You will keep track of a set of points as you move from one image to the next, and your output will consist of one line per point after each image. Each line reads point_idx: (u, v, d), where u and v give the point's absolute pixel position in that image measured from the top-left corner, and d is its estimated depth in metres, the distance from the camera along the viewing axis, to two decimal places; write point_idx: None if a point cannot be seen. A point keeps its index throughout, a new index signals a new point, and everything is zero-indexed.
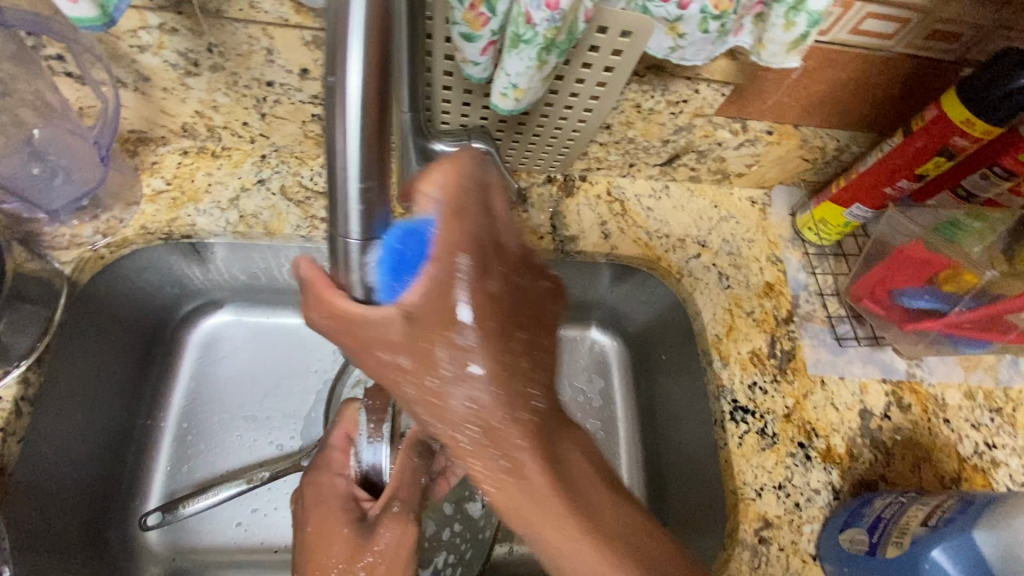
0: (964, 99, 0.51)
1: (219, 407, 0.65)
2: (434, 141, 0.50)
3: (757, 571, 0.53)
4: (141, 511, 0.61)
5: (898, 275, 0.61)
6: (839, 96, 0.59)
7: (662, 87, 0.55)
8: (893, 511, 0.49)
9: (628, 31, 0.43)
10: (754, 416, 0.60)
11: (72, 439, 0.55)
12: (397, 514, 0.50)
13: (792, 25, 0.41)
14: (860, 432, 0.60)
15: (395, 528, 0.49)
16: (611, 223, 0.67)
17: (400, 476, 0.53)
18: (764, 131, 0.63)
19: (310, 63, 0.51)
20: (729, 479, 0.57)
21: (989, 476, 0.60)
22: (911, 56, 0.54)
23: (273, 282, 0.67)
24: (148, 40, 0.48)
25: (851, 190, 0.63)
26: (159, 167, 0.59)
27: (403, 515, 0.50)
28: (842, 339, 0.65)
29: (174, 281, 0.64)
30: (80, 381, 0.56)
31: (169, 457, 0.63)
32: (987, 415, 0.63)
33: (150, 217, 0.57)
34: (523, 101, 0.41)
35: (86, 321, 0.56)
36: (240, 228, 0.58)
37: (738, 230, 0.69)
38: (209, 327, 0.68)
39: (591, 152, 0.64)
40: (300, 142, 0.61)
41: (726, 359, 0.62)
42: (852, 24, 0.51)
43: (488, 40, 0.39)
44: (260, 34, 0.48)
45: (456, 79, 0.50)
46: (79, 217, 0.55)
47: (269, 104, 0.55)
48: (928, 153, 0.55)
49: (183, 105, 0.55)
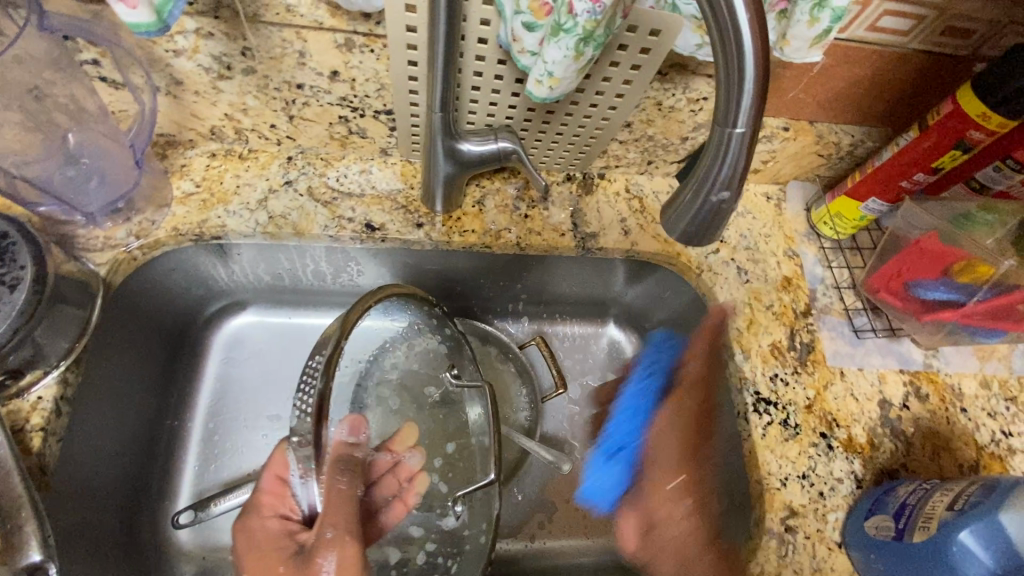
0: (981, 94, 0.52)
1: (246, 407, 0.66)
2: (462, 142, 0.53)
3: (784, 559, 0.54)
4: (172, 510, 0.61)
5: (915, 267, 0.62)
6: (855, 92, 0.60)
7: (684, 85, 0.56)
8: (917, 496, 0.50)
9: (657, 30, 0.44)
10: (776, 407, 0.61)
11: (107, 439, 0.55)
12: (332, 539, 0.43)
13: (815, 21, 0.42)
14: (879, 422, 0.61)
15: (334, 552, 0.42)
16: (631, 220, 0.67)
17: (337, 506, 0.44)
18: (781, 127, 0.64)
19: (341, 66, 0.52)
20: (754, 470, 0.58)
21: (1007, 463, 0.61)
22: (926, 52, 0.55)
23: (297, 283, 0.68)
24: (184, 44, 0.49)
25: (867, 184, 0.64)
26: (188, 169, 0.60)
27: (340, 539, 0.43)
28: (859, 331, 0.66)
29: (202, 283, 0.64)
30: (114, 382, 0.56)
31: (198, 457, 0.64)
32: (1003, 404, 0.64)
33: (182, 219, 0.58)
34: (557, 90, 0.42)
35: (119, 323, 0.56)
36: (269, 229, 0.59)
37: (755, 226, 0.70)
38: (234, 328, 0.69)
39: (612, 150, 0.64)
40: (325, 143, 0.62)
41: (747, 352, 0.63)
42: (868, 22, 0.52)
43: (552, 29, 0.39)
44: (294, 37, 0.49)
45: (484, 80, 0.51)
46: (113, 219, 0.56)
47: (298, 106, 0.57)
48: (944, 147, 0.57)
49: (214, 108, 0.56)
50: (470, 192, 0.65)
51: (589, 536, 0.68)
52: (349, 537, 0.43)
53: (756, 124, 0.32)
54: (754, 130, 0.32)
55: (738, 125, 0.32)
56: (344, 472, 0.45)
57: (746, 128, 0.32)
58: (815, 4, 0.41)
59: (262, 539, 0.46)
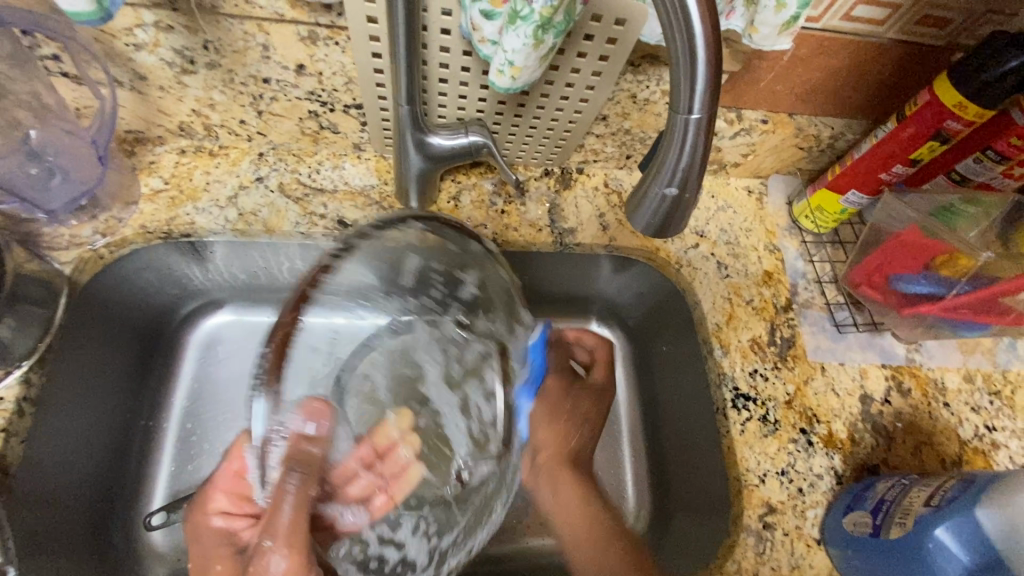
0: (958, 84, 0.51)
1: (222, 407, 0.65)
2: (431, 135, 0.52)
3: (761, 556, 0.53)
4: (146, 511, 0.60)
5: (895, 261, 0.61)
6: (831, 84, 0.59)
7: (657, 77, 0.55)
8: (895, 493, 0.50)
9: (622, 18, 0.43)
10: (755, 403, 0.60)
11: (76, 439, 0.55)
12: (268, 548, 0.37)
13: (782, 8, 0.41)
14: (860, 417, 0.61)
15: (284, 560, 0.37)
16: (609, 215, 0.66)
17: (278, 503, 0.37)
18: (760, 120, 0.63)
19: (306, 59, 0.51)
20: (732, 467, 0.57)
21: (990, 458, 0.60)
22: (902, 43, 0.55)
23: (272, 281, 0.67)
24: (144, 38, 0.48)
25: (847, 176, 0.63)
26: (157, 167, 0.59)
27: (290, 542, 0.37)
28: (841, 325, 0.65)
29: (174, 282, 0.63)
30: (81, 383, 0.55)
31: (173, 458, 0.63)
32: (986, 398, 0.64)
33: (150, 217, 0.57)
34: (521, 80, 0.41)
35: (87, 323, 0.56)
36: (239, 226, 0.58)
37: (736, 220, 0.70)
38: (209, 328, 0.68)
39: (589, 144, 0.63)
40: (297, 138, 0.61)
41: (727, 347, 0.62)
42: (843, 11, 0.51)
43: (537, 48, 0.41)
44: (256, 30, 0.48)
45: (451, 72, 0.50)
46: (78, 216, 0.55)
47: (266, 101, 0.56)
48: (922, 137, 0.56)
49: (180, 104, 0.55)
50: (445, 187, 0.64)
51: None
52: (292, 546, 0.37)
53: (711, 111, 0.31)
54: (710, 116, 0.31)
55: (694, 111, 0.31)
56: (294, 472, 0.38)
57: (702, 115, 0.31)
58: None
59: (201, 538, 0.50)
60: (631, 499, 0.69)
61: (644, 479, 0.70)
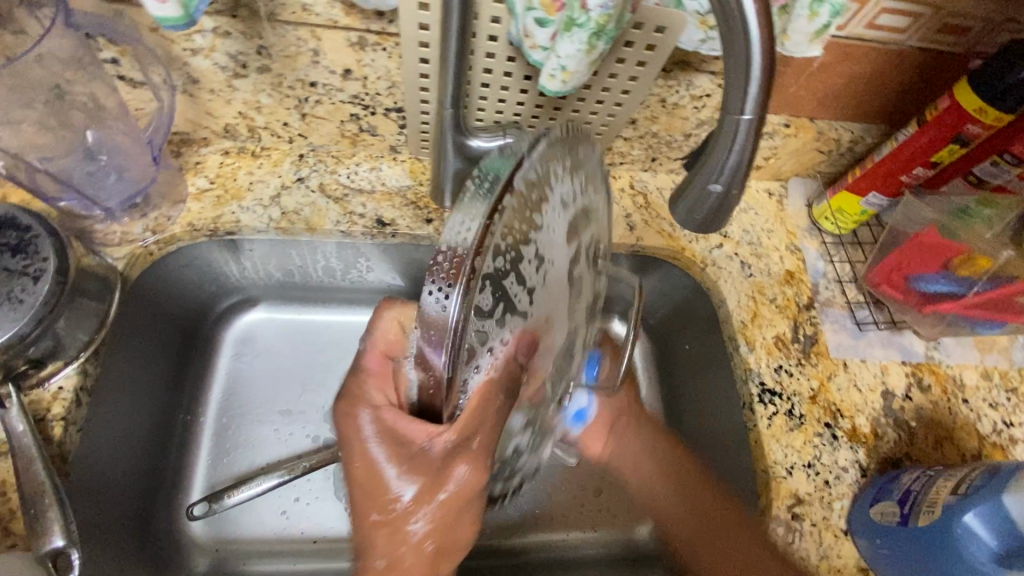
0: (979, 90, 0.53)
1: (258, 402, 0.67)
2: (473, 137, 0.54)
3: (791, 546, 0.55)
4: (186, 502, 0.62)
5: (915, 261, 0.63)
6: (853, 89, 0.61)
7: (687, 83, 0.57)
8: (921, 483, 0.51)
9: (662, 26, 0.46)
10: (781, 398, 0.62)
11: (125, 430, 0.57)
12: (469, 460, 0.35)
13: (815, 16, 0.43)
14: (883, 412, 0.62)
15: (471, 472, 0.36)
16: (636, 215, 0.68)
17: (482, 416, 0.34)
18: (783, 124, 0.65)
19: (353, 64, 0.53)
20: (761, 459, 0.59)
21: (1009, 452, 0.62)
22: (923, 50, 0.57)
23: (307, 279, 0.69)
24: (202, 43, 0.51)
25: (867, 178, 0.65)
26: (202, 167, 0.61)
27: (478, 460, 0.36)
28: (861, 324, 0.67)
29: (214, 279, 0.65)
30: (129, 375, 0.57)
31: (211, 450, 0.65)
32: (1003, 395, 0.65)
33: (197, 215, 0.59)
34: (569, 84, 0.43)
35: (135, 318, 0.58)
36: (282, 225, 0.60)
37: (758, 221, 0.71)
38: (245, 324, 0.70)
39: (616, 147, 0.66)
40: (336, 141, 0.63)
41: (752, 344, 0.64)
42: (867, 19, 0.54)
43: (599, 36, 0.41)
44: (308, 36, 0.50)
45: (493, 76, 0.52)
46: (131, 214, 0.57)
47: (311, 104, 0.58)
48: (943, 141, 0.58)
49: (228, 106, 0.57)
50: None
51: (597, 528, 0.68)
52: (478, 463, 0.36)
53: (762, 113, 0.33)
54: (760, 118, 0.33)
55: (746, 112, 0.33)
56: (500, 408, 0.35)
57: (752, 116, 0.33)
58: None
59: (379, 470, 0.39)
60: None
61: None
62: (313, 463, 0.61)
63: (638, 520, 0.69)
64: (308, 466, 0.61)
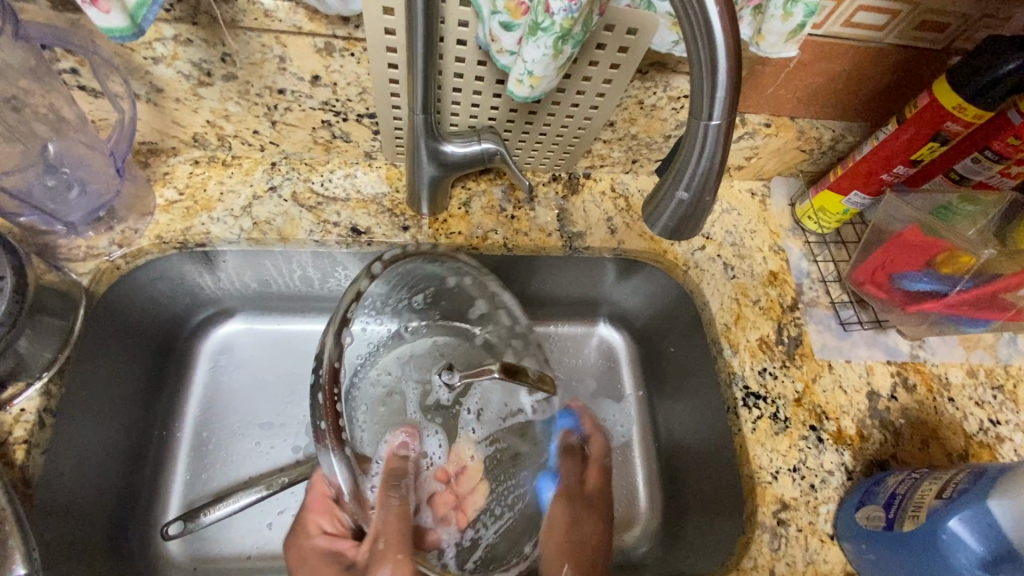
0: (957, 87, 0.52)
1: (236, 416, 0.66)
2: (445, 143, 0.52)
3: (777, 553, 0.54)
4: (162, 521, 0.60)
5: (897, 260, 0.62)
6: (832, 88, 0.61)
7: (664, 84, 0.56)
8: (905, 487, 0.51)
9: (634, 28, 0.45)
10: (766, 401, 0.61)
11: (94, 450, 0.55)
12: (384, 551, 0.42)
13: (790, 16, 0.42)
14: (868, 413, 0.62)
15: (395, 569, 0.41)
16: (617, 218, 0.67)
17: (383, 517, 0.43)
18: (763, 123, 0.65)
19: (321, 70, 0.52)
20: (745, 465, 0.58)
21: (995, 450, 0.61)
22: (901, 47, 0.56)
23: (284, 289, 0.68)
24: (163, 51, 0.49)
25: (848, 177, 0.64)
26: (171, 177, 0.60)
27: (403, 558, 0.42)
28: (846, 324, 0.67)
29: (187, 291, 0.64)
30: (98, 392, 0.56)
31: (187, 467, 0.63)
32: (990, 392, 0.65)
33: (165, 227, 0.57)
34: (538, 89, 0.42)
35: (103, 334, 0.56)
36: (254, 235, 0.59)
37: (740, 222, 0.71)
38: (221, 337, 0.68)
39: (596, 150, 0.65)
40: (309, 148, 0.62)
41: (736, 346, 0.63)
42: (844, 18, 0.53)
43: (565, 56, 0.40)
44: (273, 42, 0.49)
45: (464, 81, 0.51)
46: (96, 228, 0.56)
47: (280, 111, 0.56)
48: (923, 138, 0.57)
49: (195, 115, 0.56)
50: (456, 194, 0.65)
51: None
52: (401, 555, 0.42)
53: (730, 118, 0.32)
54: (729, 123, 0.32)
55: (714, 117, 0.32)
56: (396, 488, 0.44)
57: (720, 121, 0.32)
58: None
59: (310, 557, 0.49)
60: (643, 501, 0.69)
61: (655, 479, 0.70)
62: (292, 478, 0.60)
63: (624, 526, 0.68)
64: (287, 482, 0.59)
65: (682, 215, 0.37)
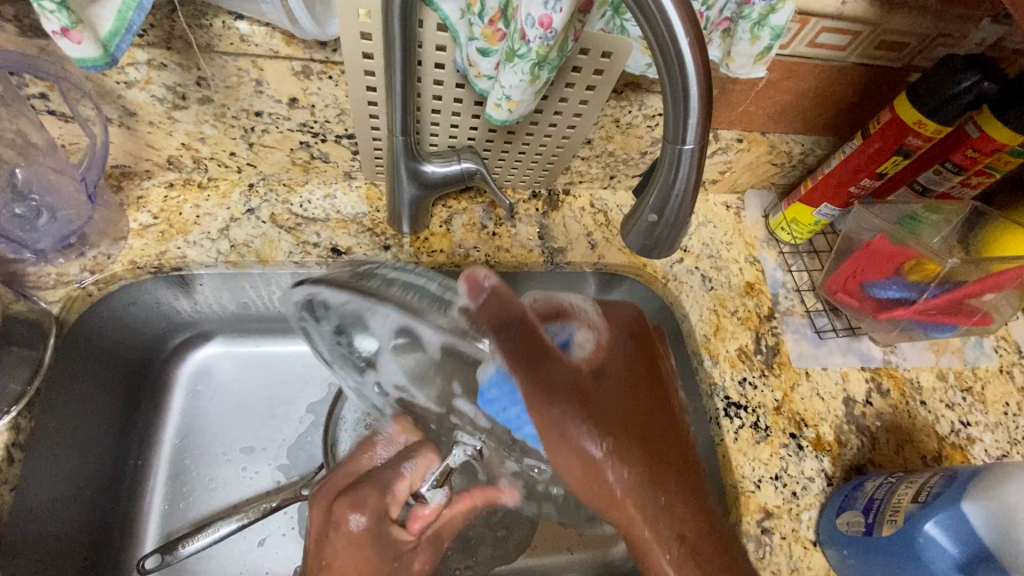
0: (917, 104, 0.54)
1: (215, 441, 0.64)
2: (425, 163, 0.52)
3: (762, 561, 0.55)
4: (138, 554, 0.59)
5: (868, 268, 0.64)
6: (800, 104, 0.63)
7: (639, 103, 0.57)
8: (883, 491, 0.52)
9: (608, 52, 0.46)
10: (746, 411, 0.62)
11: (67, 482, 0.53)
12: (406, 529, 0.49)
13: (757, 39, 0.44)
14: (845, 419, 0.63)
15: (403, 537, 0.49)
16: (597, 233, 0.68)
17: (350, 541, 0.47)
18: (735, 139, 0.66)
19: (299, 93, 0.52)
20: (729, 474, 0.59)
21: (967, 451, 0.63)
22: (864, 66, 0.58)
23: (264, 311, 0.67)
24: (136, 75, 0.49)
25: (818, 190, 0.67)
26: (145, 201, 0.59)
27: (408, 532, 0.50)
28: (821, 332, 0.68)
29: (162, 316, 0.62)
30: (68, 422, 0.54)
31: (164, 497, 0.61)
32: (959, 395, 0.67)
33: (139, 252, 0.57)
34: (516, 113, 0.43)
35: (77, 362, 0.55)
36: (232, 258, 0.58)
37: (716, 235, 0.72)
38: (197, 361, 0.67)
39: (574, 166, 0.65)
40: (288, 169, 0.61)
41: (716, 357, 0.64)
42: (809, 38, 0.54)
43: (541, 80, 0.41)
44: (249, 66, 0.49)
45: (444, 102, 0.51)
46: (66, 254, 0.55)
47: (258, 133, 0.56)
48: (886, 153, 0.59)
49: (170, 138, 0.56)
50: (437, 212, 0.65)
51: (572, 551, 0.65)
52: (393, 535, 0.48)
53: (703, 142, 0.33)
54: (702, 146, 0.33)
55: (688, 142, 0.33)
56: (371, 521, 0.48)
57: (694, 145, 0.33)
58: (755, 22, 0.43)
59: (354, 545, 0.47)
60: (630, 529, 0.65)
61: None
62: (273, 504, 0.58)
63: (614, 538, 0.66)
64: (269, 508, 0.58)
65: (657, 232, 0.39)
